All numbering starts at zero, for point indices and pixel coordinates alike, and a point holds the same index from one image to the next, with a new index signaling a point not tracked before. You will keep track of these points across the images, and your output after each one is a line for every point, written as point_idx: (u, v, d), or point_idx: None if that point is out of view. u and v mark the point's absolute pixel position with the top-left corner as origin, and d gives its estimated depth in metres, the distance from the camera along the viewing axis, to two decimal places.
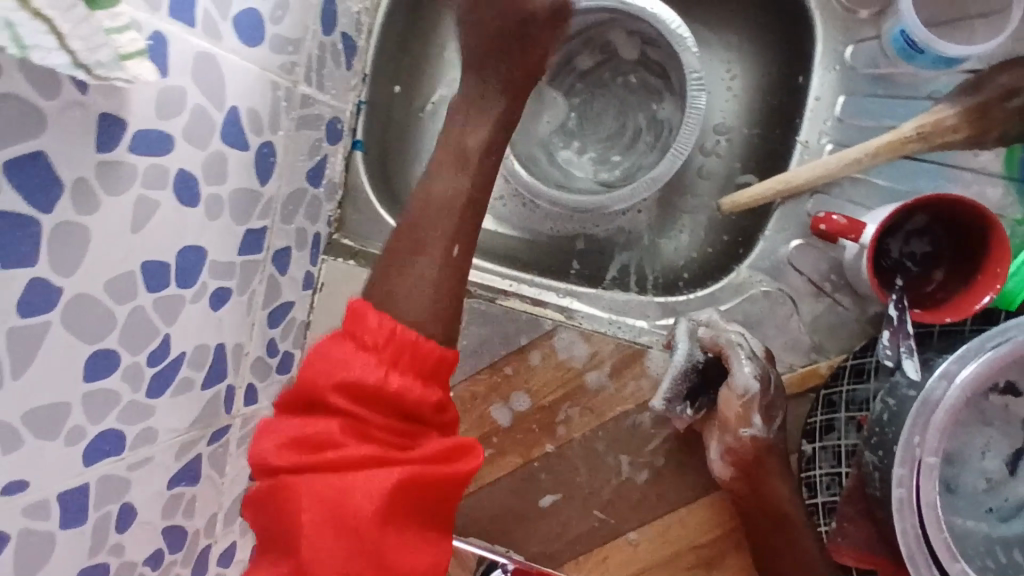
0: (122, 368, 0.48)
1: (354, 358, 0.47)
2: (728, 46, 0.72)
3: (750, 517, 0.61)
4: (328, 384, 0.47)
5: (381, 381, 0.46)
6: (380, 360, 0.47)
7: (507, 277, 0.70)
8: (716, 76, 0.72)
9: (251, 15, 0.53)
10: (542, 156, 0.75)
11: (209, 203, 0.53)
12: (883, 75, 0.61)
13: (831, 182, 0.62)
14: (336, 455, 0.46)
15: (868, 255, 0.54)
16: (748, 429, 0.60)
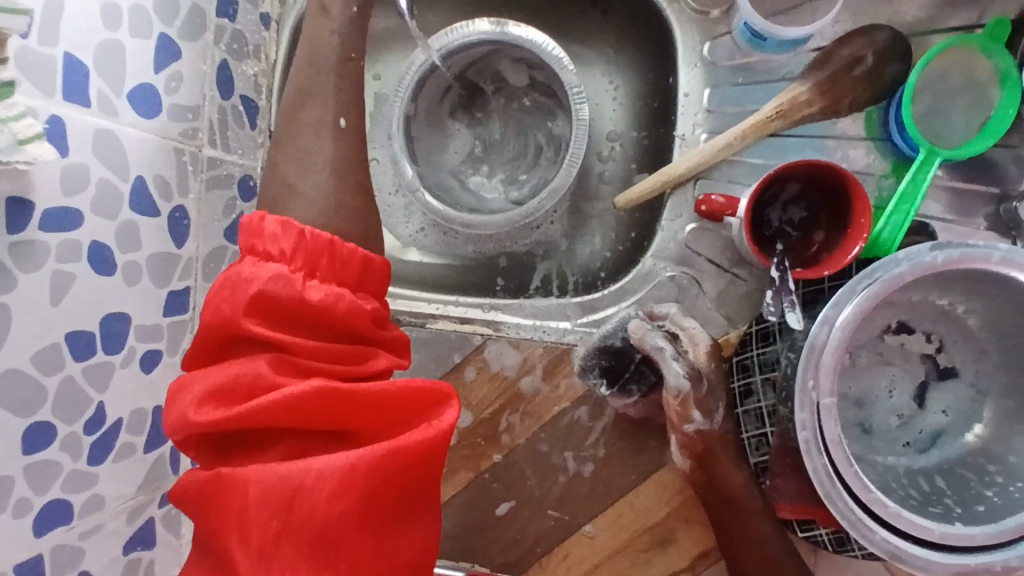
0: (61, 439, 0.50)
1: (270, 276, 0.46)
2: (606, 60, 0.78)
3: (709, 503, 0.64)
4: (245, 319, 0.45)
5: (302, 296, 0.46)
6: (296, 268, 0.47)
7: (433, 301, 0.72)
8: (601, 89, 0.78)
9: (145, 89, 0.56)
10: (454, 184, 0.79)
11: (127, 269, 0.55)
12: (742, 65, 0.67)
13: (711, 167, 0.67)
14: (282, 401, 0.44)
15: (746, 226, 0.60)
16: (691, 424, 0.64)
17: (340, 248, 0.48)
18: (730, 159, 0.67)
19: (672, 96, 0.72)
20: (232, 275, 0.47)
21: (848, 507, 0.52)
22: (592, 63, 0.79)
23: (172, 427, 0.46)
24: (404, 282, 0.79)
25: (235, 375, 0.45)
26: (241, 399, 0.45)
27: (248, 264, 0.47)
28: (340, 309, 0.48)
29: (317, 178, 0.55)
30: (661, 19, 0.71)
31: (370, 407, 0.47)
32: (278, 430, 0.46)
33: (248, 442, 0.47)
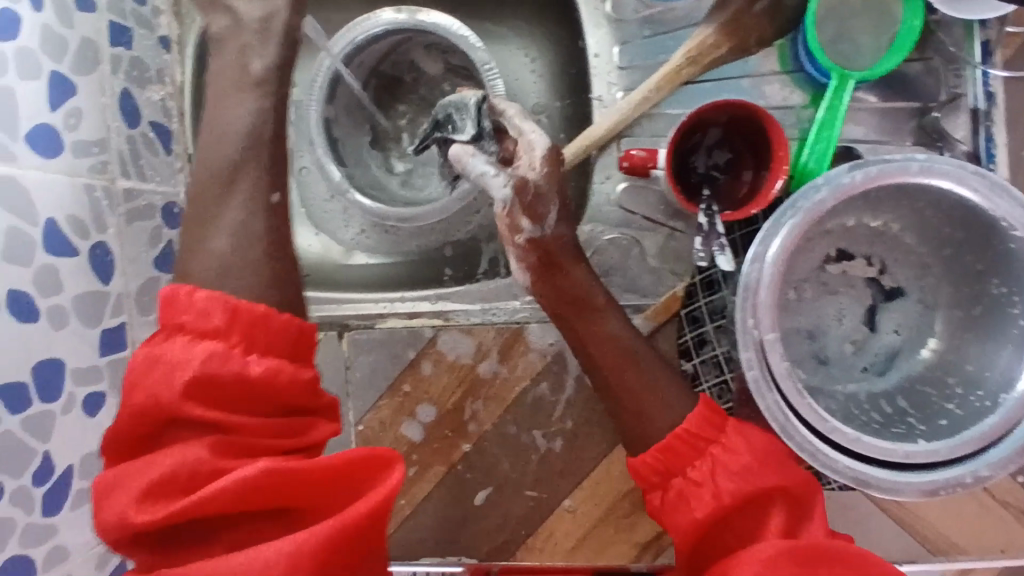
0: (9, 494, 0.49)
1: (196, 353, 0.46)
2: (518, 35, 0.77)
3: (563, 315, 0.62)
4: (176, 399, 0.45)
5: (241, 371, 0.47)
6: (230, 342, 0.48)
7: (380, 300, 0.71)
8: (518, 63, 0.78)
9: (43, 129, 0.55)
10: (387, 179, 0.79)
11: (51, 314, 0.54)
12: (648, 17, 0.67)
13: (632, 123, 0.66)
14: (229, 479, 0.45)
15: (668, 175, 0.59)
16: (525, 231, 0.60)
17: (275, 318, 0.50)
18: (651, 114, 0.66)
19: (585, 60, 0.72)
20: (161, 355, 0.46)
21: (805, 440, 0.52)
22: (505, 39, 0.78)
23: (104, 523, 0.45)
24: (352, 286, 0.78)
25: (173, 464, 0.45)
26: (179, 492, 0.45)
27: (180, 343, 0.47)
28: (280, 379, 0.48)
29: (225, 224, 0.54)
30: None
31: (308, 483, 0.48)
32: (216, 521, 0.46)
33: (192, 527, 0.46)
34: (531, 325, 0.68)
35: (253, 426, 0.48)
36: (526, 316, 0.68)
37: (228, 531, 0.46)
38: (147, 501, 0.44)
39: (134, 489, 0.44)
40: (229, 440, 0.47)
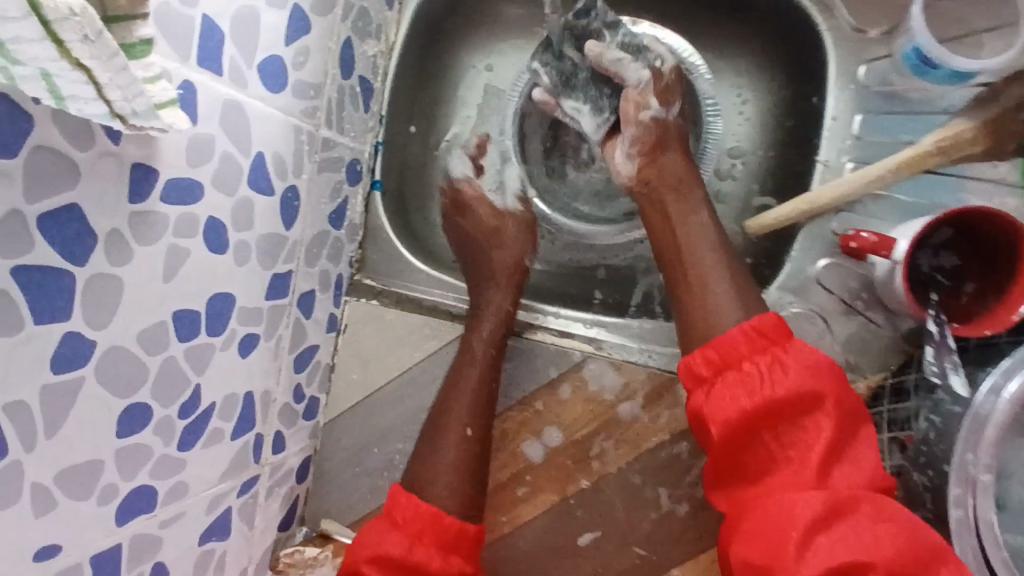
0: (155, 421, 0.47)
1: (387, 535, 0.59)
2: (736, 71, 0.73)
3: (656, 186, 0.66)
4: (364, 559, 0.58)
5: (405, 553, 0.58)
6: (406, 535, 0.59)
7: (534, 310, 0.70)
8: (727, 101, 0.74)
9: (273, 62, 0.52)
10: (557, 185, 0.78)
11: (237, 249, 0.52)
12: (896, 92, 0.62)
13: (853, 200, 0.62)
14: None
15: (902, 269, 0.54)
16: (649, 112, 0.66)
17: (440, 519, 0.59)
18: (875, 195, 0.62)
19: (812, 118, 0.67)
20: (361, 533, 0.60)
21: None
22: (720, 74, 0.74)
23: None
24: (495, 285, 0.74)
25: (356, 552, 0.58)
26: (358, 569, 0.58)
27: (375, 531, 0.59)
28: (431, 567, 0.58)
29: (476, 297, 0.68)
30: (808, 34, 0.66)
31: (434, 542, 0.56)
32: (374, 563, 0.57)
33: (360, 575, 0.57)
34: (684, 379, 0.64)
35: None
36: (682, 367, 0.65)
37: None
38: None
39: None
40: None
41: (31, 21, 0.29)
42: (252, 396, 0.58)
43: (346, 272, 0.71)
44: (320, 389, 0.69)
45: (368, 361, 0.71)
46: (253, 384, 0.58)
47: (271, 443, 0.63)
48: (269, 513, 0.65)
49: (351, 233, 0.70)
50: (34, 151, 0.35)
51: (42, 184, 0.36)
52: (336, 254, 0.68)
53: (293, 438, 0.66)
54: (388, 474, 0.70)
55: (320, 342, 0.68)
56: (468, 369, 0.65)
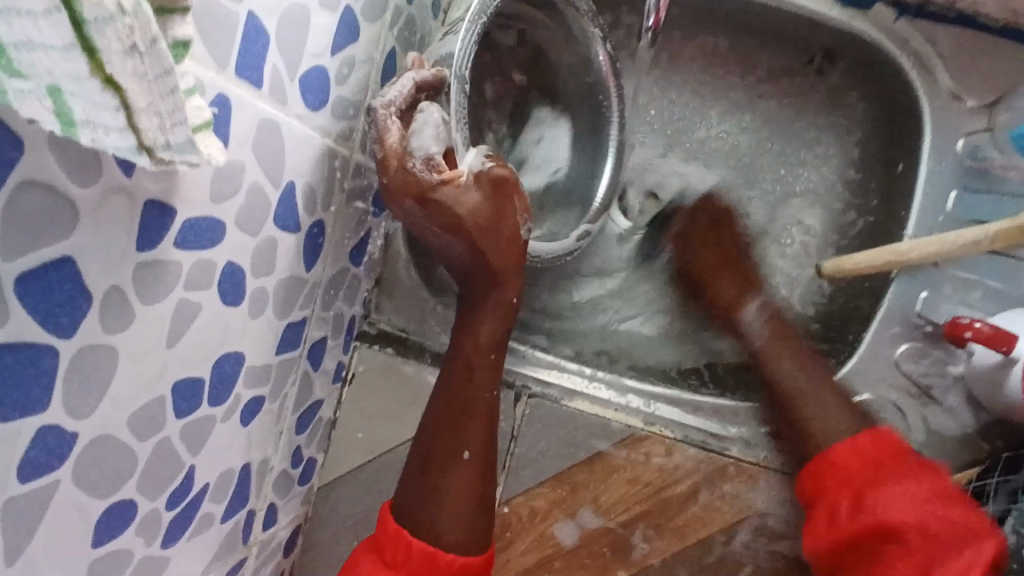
0: (139, 519, 0.37)
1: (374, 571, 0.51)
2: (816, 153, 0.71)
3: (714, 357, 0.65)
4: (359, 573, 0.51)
5: None
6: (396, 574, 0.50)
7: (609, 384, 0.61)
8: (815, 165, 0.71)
9: (319, 73, 0.42)
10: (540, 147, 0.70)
11: (254, 299, 0.42)
12: (987, 168, 0.58)
13: (943, 275, 0.58)
14: None
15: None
16: (492, 160, 0.52)
17: (438, 557, 0.50)
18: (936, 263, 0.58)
19: (900, 187, 0.63)
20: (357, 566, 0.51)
21: None
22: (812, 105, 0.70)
23: None
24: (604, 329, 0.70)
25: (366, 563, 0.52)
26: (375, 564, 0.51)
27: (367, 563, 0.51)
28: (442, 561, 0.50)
29: (500, 315, 0.55)
30: (908, 96, 0.61)
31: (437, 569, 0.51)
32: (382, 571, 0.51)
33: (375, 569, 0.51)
34: (733, 446, 0.59)
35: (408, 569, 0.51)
36: (741, 429, 0.61)
37: None
38: None
39: None
40: None
41: (57, 18, 0.19)
42: (249, 468, 0.48)
43: (359, 313, 0.61)
44: (319, 448, 0.60)
45: (377, 420, 0.61)
46: (250, 455, 0.48)
47: (263, 518, 0.53)
48: None
49: (369, 269, 0.61)
50: (23, 188, 0.25)
51: (31, 234, 0.26)
52: (384, 246, 0.62)
53: (285, 508, 0.56)
54: None
55: (324, 396, 0.58)
56: (486, 387, 0.55)
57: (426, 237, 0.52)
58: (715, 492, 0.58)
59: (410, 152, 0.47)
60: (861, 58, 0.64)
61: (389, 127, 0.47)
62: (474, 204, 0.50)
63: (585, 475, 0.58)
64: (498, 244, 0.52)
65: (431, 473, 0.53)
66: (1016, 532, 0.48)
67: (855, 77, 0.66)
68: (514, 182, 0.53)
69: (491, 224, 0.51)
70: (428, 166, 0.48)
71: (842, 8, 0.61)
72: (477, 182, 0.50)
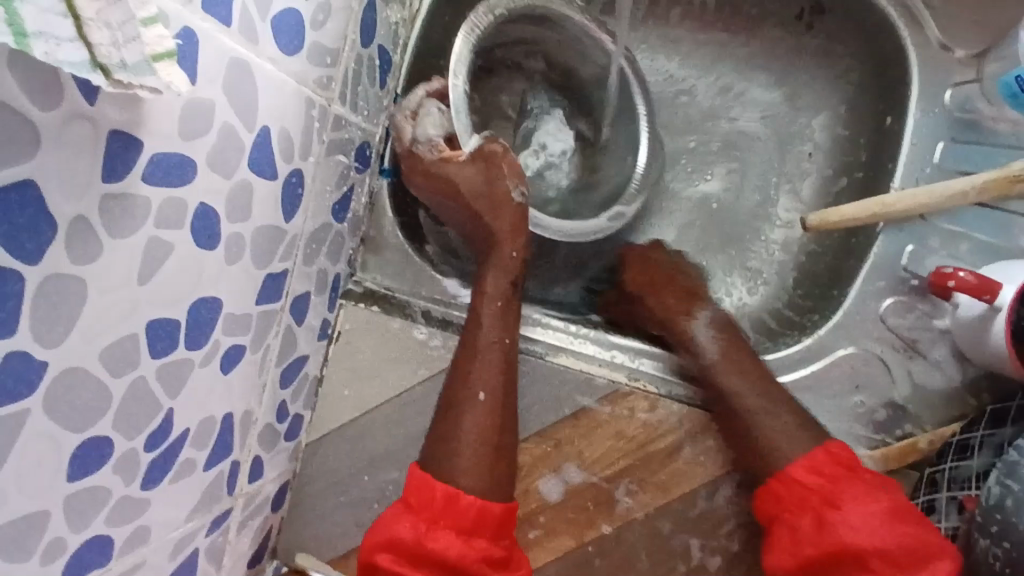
0: (115, 459, 0.38)
1: (399, 518, 0.51)
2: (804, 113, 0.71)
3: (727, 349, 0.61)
4: (379, 538, 0.51)
5: (419, 538, 0.50)
6: (419, 519, 0.51)
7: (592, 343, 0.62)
8: (803, 125, 0.71)
9: (292, 16, 0.42)
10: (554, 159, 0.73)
11: (230, 244, 0.42)
12: (974, 119, 0.58)
13: (929, 228, 0.58)
14: (404, 544, 0.50)
15: (1008, 313, 0.50)
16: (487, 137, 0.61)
17: (457, 499, 0.51)
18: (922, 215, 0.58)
19: (888, 142, 0.63)
20: (382, 518, 0.52)
21: None
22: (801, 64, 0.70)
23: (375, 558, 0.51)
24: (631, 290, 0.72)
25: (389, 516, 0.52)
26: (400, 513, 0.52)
27: (390, 512, 0.52)
28: (461, 501, 0.51)
29: (500, 267, 0.59)
30: (896, 48, 0.61)
31: (459, 513, 0.51)
32: (408, 516, 0.51)
33: (400, 518, 0.51)
34: (715, 402, 0.60)
35: (432, 514, 0.51)
36: None
37: (418, 562, 0.50)
38: (389, 552, 0.50)
39: (376, 538, 0.51)
40: (420, 557, 0.50)
41: None
42: (231, 418, 0.49)
43: (344, 272, 0.61)
44: (305, 405, 0.60)
45: (363, 378, 0.61)
46: (232, 405, 0.48)
47: (248, 470, 0.53)
48: (240, 549, 0.56)
49: (353, 227, 0.61)
50: None
51: None
52: (370, 204, 0.63)
53: (271, 463, 0.57)
54: (377, 507, 0.61)
55: (309, 352, 0.58)
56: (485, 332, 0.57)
57: (434, 208, 0.63)
58: (697, 446, 0.58)
59: (417, 137, 0.61)
60: (850, 9, 0.63)
61: (406, 126, 0.61)
62: (470, 177, 0.60)
63: (567, 431, 0.59)
64: (491, 204, 0.60)
65: (451, 412, 0.55)
66: (1000, 484, 0.44)
67: (844, 27, 0.65)
68: (504, 152, 0.61)
69: (484, 188, 0.59)
70: (434, 148, 0.61)
71: None
72: (472, 155, 0.60)
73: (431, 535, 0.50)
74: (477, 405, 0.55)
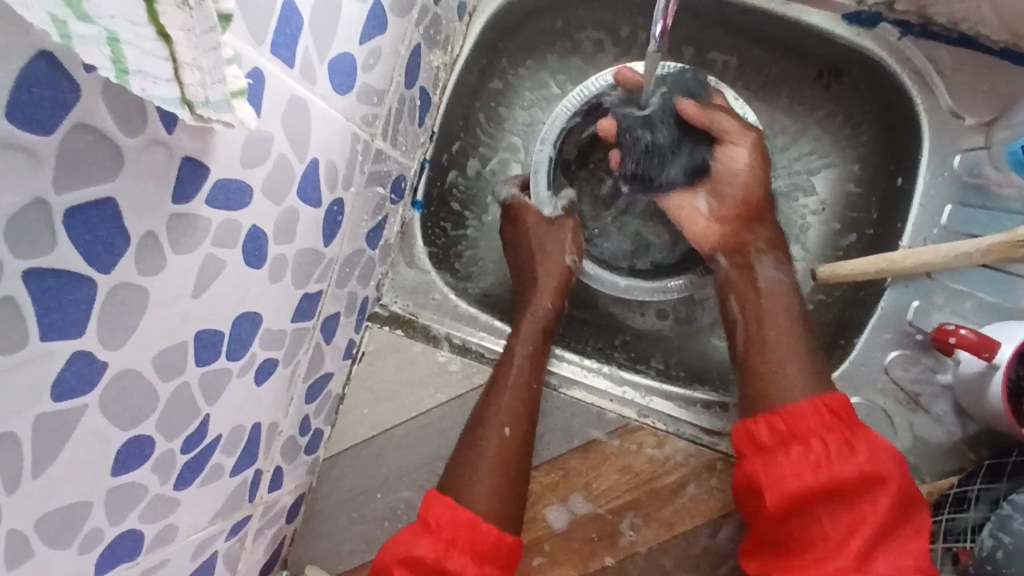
0: (154, 458, 0.40)
1: (417, 539, 0.53)
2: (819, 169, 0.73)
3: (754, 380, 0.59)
4: (395, 559, 0.52)
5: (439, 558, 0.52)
6: (438, 540, 0.53)
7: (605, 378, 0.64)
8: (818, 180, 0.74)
9: (346, 59, 0.46)
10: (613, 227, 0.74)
11: (274, 264, 0.45)
12: (982, 184, 0.60)
13: (935, 285, 0.60)
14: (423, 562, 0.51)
15: (1005, 373, 0.52)
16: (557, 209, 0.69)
17: (478, 524, 0.54)
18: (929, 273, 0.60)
19: (898, 201, 0.66)
20: (397, 543, 0.53)
21: None
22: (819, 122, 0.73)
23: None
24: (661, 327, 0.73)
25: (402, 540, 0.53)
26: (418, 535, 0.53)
27: (406, 534, 0.53)
28: (483, 526, 0.54)
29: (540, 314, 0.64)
30: (909, 113, 0.64)
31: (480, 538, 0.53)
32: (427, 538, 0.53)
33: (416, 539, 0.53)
34: (722, 442, 0.61)
35: (451, 536, 0.53)
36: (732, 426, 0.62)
37: None
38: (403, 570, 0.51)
39: (393, 556, 0.52)
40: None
41: None
42: (259, 427, 0.51)
43: (372, 296, 0.64)
44: (326, 421, 0.62)
45: (382, 398, 0.64)
46: (261, 415, 0.51)
47: (269, 479, 0.56)
48: (255, 556, 0.58)
49: (384, 253, 0.64)
50: (74, 130, 0.28)
51: (80, 173, 0.29)
52: (400, 232, 0.66)
53: (290, 474, 0.59)
54: (388, 524, 0.63)
55: (334, 370, 0.61)
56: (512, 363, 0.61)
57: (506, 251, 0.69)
58: (701, 485, 0.60)
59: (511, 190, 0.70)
60: (866, 76, 0.66)
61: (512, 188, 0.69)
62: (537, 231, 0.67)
63: (575, 462, 0.61)
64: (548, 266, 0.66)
65: (474, 442, 0.58)
66: (993, 536, 0.48)
67: (859, 94, 0.68)
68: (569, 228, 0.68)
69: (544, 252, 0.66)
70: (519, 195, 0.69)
71: (849, 25, 0.64)
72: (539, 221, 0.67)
73: (453, 557, 0.52)
74: (503, 439, 0.58)
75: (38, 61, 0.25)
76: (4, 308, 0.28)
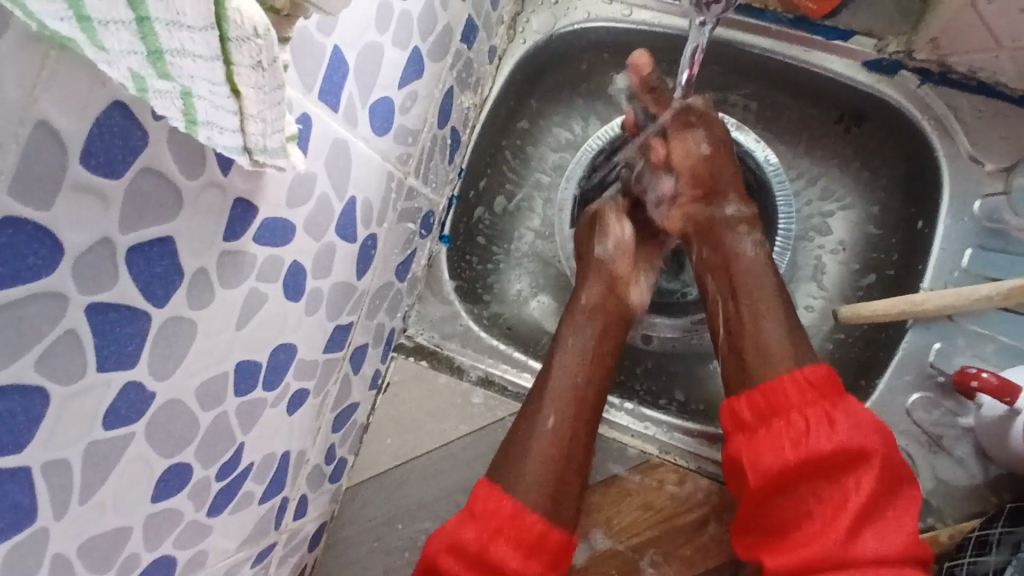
0: (192, 484, 0.42)
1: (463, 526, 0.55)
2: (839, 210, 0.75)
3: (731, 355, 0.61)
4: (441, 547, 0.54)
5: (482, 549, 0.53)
6: (483, 532, 0.54)
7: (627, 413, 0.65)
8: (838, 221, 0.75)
9: (386, 103, 0.48)
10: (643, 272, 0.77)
11: (311, 297, 0.47)
12: (1002, 229, 0.61)
13: (957, 328, 0.60)
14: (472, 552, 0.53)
15: None
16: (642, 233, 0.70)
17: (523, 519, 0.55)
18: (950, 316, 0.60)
19: (918, 243, 0.67)
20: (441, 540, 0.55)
21: None
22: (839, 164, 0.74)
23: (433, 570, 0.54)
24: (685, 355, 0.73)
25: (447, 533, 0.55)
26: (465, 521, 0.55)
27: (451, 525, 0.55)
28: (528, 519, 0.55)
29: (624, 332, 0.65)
30: (928, 157, 0.65)
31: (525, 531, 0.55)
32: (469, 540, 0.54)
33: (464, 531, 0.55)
34: None
35: (498, 533, 0.55)
36: None
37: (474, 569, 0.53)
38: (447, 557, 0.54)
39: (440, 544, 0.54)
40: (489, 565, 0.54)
41: (210, 34, 0.22)
42: (289, 455, 0.52)
43: (398, 327, 0.66)
44: (350, 450, 0.63)
45: (406, 428, 0.65)
46: (291, 444, 0.52)
47: (295, 507, 0.56)
48: None
49: (411, 285, 0.66)
50: (141, 174, 0.30)
51: (143, 213, 0.31)
52: (427, 266, 0.68)
53: (315, 502, 0.60)
54: (408, 555, 0.63)
55: (360, 400, 0.62)
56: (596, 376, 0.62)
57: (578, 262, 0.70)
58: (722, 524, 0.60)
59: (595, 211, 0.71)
60: (886, 121, 0.68)
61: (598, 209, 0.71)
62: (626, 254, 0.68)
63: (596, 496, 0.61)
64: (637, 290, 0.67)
65: (530, 434, 0.59)
66: None
67: (878, 139, 0.70)
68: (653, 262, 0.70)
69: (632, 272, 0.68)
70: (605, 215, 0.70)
71: (869, 73, 0.66)
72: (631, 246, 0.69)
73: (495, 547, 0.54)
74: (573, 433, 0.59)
75: (114, 111, 0.27)
76: (67, 341, 0.29)
